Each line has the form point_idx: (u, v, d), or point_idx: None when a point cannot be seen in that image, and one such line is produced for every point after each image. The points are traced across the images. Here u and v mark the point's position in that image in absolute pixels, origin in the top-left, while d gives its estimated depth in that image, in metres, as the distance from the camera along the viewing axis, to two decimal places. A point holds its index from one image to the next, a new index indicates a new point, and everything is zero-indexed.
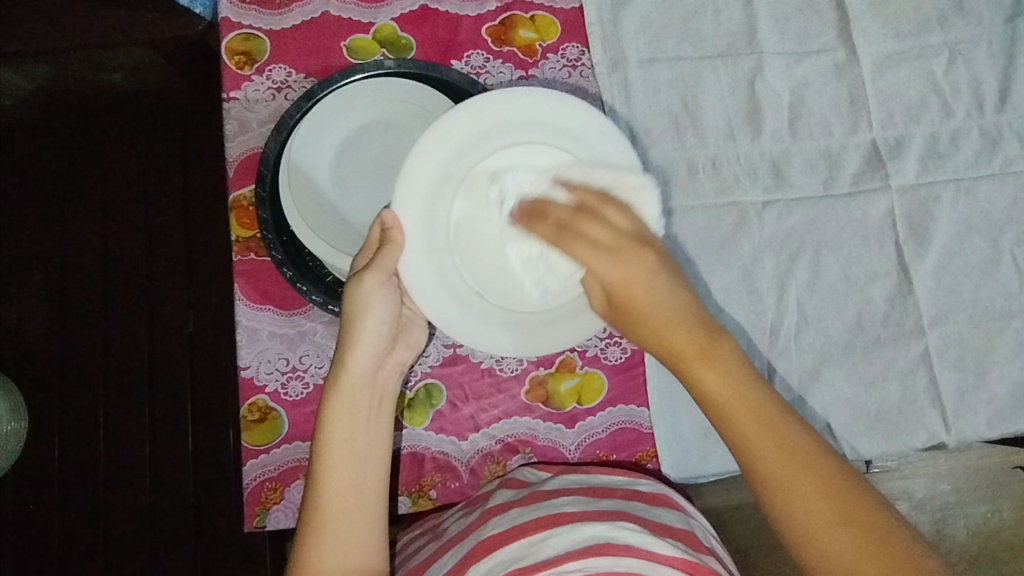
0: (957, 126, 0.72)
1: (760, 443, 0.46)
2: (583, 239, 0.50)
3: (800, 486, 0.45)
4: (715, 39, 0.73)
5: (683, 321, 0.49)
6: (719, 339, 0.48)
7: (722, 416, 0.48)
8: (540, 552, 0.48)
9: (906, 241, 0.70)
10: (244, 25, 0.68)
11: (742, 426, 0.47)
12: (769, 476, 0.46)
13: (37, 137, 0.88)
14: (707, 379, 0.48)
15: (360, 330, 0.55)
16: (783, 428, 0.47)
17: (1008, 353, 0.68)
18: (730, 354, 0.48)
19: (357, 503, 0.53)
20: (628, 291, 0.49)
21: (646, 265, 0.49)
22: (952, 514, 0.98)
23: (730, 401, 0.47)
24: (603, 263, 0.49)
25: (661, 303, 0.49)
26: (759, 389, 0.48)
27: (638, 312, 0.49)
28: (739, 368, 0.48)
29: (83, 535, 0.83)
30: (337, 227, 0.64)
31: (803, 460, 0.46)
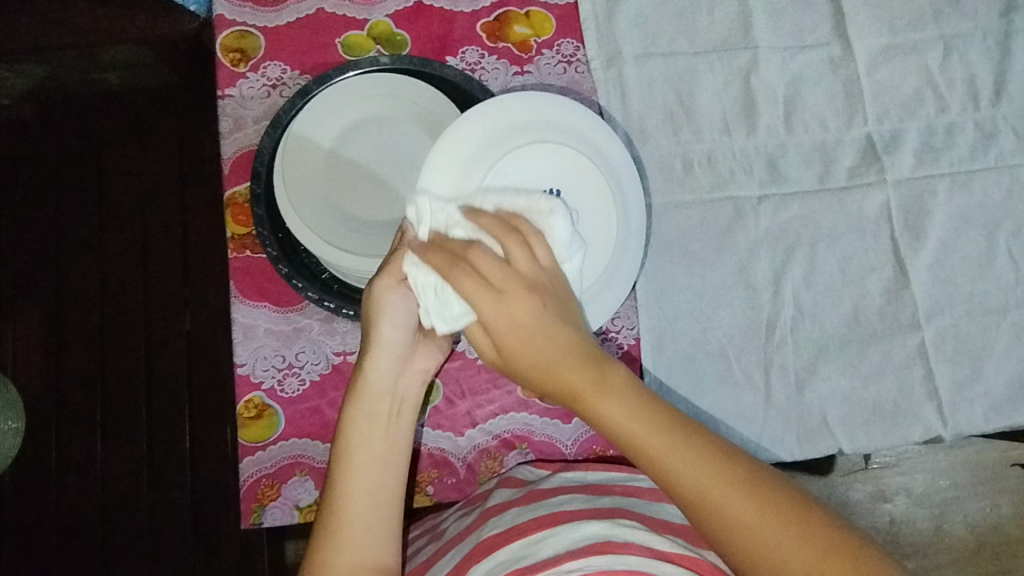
0: (953, 120, 0.72)
1: (676, 462, 0.44)
2: (473, 272, 0.45)
3: (718, 507, 0.43)
4: (709, 34, 0.73)
5: (568, 357, 0.46)
6: (605, 363, 0.47)
7: (633, 450, 0.45)
8: (541, 552, 0.48)
9: (902, 235, 0.70)
10: (240, 23, 0.68)
11: (651, 449, 0.45)
12: (692, 492, 0.44)
13: (33, 136, 0.88)
14: (605, 408, 0.46)
15: (380, 335, 0.54)
16: (688, 447, 0.45)
17: (1004, 346, 0.68)
18: (618, 378, 0.46)
19: (373, 510, 0.52)
20: (517, 330, 0.45)
21: (533, 306, 0.45)
22: (952, 510, 0.98)
23: (631, 427, 0.45)
24: (490, 312, 0.45)
25: (544, 340, 0.45)
26: (652, 405, 0.46)
27: (523, 344, 0.45)
28: (631, 391, 0.46)
29: (81, 535, 0.83)
30: (329, 220, 0.64)
31: (713, 462, 0.44)
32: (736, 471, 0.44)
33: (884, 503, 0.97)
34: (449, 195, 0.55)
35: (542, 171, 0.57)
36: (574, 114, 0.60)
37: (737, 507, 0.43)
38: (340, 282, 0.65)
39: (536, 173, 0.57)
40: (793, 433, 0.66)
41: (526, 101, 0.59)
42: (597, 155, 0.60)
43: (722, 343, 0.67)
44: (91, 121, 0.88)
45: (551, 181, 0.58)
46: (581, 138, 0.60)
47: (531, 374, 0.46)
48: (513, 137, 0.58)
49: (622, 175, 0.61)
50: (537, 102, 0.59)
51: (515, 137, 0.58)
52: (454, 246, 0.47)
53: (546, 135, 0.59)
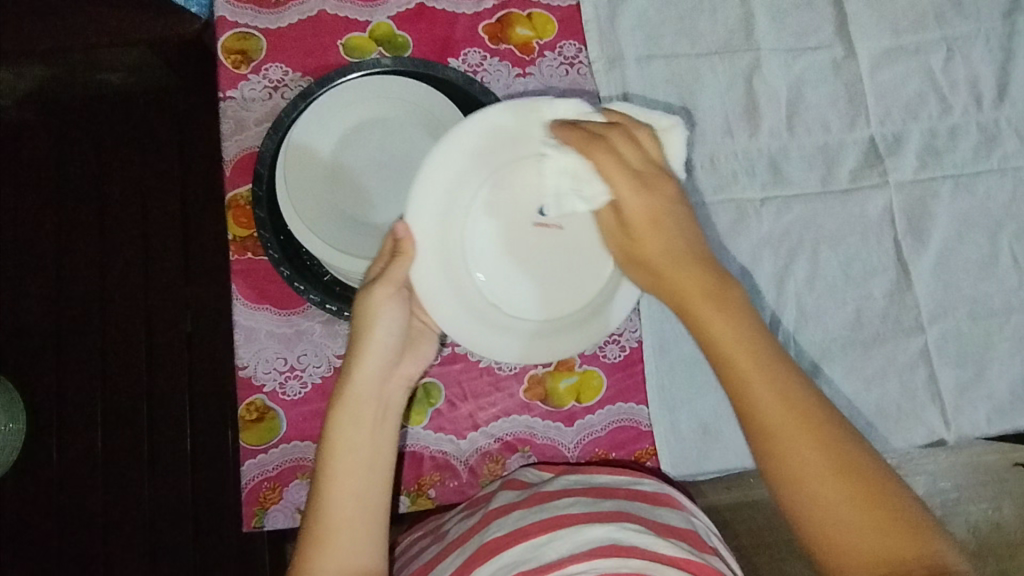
0: (956, 122, 0.72)
1: (768, 399, 0.47)
2: (610, 152, 0.53)
3: (787, 434, 0.46)
4: (712, 36, 0.73)
5: (687, 266, 0.52)
6: (726, 285, 0.52)
7: (721, 356, 0.50)
8: (545, 556, 0.48)
9: (905, 237, 0.70)
10: (241, 24, 0.68)
11: (751, 378, 0.48)
12: (773, 428, 0.47)
13: (33, 137, 0.88)
14: (711, 325, 0.50)
15: (368, 339, 0.54)
16: (782, 381, 0.48)
17: (1007, 349, 0.68)
18: (738, 300, 0.51)
19: (359, 513, 0.52)
20: (650, 213, 0.53)
21: (664, 197, 0.54)
22: (953, 512, 0.97)
23: (726, 336, 0.50)
24: (626, 184, 0.53)
25: (677, 238, 0.53)
26: (761, 336, 0.50)
27: (658, 229, 0.53)
28: (745, 317, 0.51)
29: (81, 536, 0.83)
30: (334, 224, 0.64)
31: (794, 407, 0.47)
32: (814, 419, 0.47)
33: None
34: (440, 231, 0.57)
35: (533, 184, 0.59)
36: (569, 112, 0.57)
37: (810, 450, 0.46)
38: (342, 283, 0.64)
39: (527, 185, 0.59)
40: None
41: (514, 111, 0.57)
42: None
43: None
44: (92, 122, 0.88)
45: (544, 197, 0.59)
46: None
47: (665, 280, 0.53)
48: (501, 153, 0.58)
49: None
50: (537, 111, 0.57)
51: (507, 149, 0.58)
52: (592, 129, 0.55)
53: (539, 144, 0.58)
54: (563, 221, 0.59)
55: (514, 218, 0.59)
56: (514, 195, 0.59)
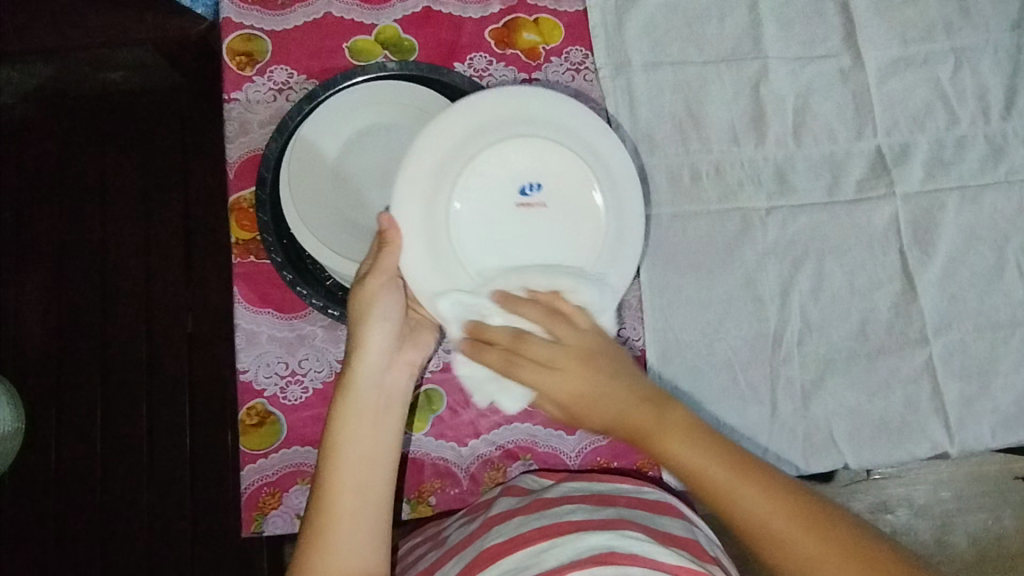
0: (963, 133, 0.72)
1: (756, 501, 0.44)
2: (524, 365, 0.50)
3: (798, 547, 0.42)
4: (719, 43, 0.72)
5: (631, 406, 0.48)
6: (665, 405, 0.48)
7: (700, 483, 0.45)
8: (545, 563, 0.47)
9: (911, 249, 0.69)
10: (246, 26, 0.68)
11: (731, 492, 0.44)
12: (769, 533, 0.43)
13: (35, 135, 0.88)
14: (675, 448, 0.46)
15: (369, 331, 0.55)
16: (759, 484, 0.44)
17: (1012, 363, 0.68)
18: (683, 421, 0.47)
19: (362, 504, 0.51)
20: (580, 397, 0.49)
21: (579, 376, 0.49)
22: (953, 522, 0.97)
23: (693, 464, 0.45)
24: (545, 387, 0.50)
25: (608, 396, 0.49)
26: (720, 444, 0.46)
27: (586, 408, 0.50)
28: (696, 429, 0.47)
29: (77, 535, 0.82)
30: (337, 230, 0.63)
31: (782, 499, 0.44)
32: (800, 501, 0.44)
33: (886, 514, 0.96)
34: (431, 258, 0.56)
35: (516, 166, 0.58)
36: (528, 96, 0.58)
37: (823, 551, 0.42)
38: (346, 290, 0.64)
39: (511, 168, 0.58)
40: (798, 447, 0.66)
41: (480, 103, 0.57)
42: (566, 134, 0.59)
43: (728, 356, 0.67)
44: (94, 121, 0.88)
45: (523, 177, 0.59)
46: (556, 126, 0.59)
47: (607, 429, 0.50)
48: (472, 142, 0.57)
49: (604, 152, 0.59)
50: (499, 99, 0.58)
51: (485, 138, 0.57)
52: (506, 344, 0.51)
53: (516, 130, 0.58)
54: (545, 198, 0.59)
55: (500, 205, 0.58)
56: (498, 181, 0.58)
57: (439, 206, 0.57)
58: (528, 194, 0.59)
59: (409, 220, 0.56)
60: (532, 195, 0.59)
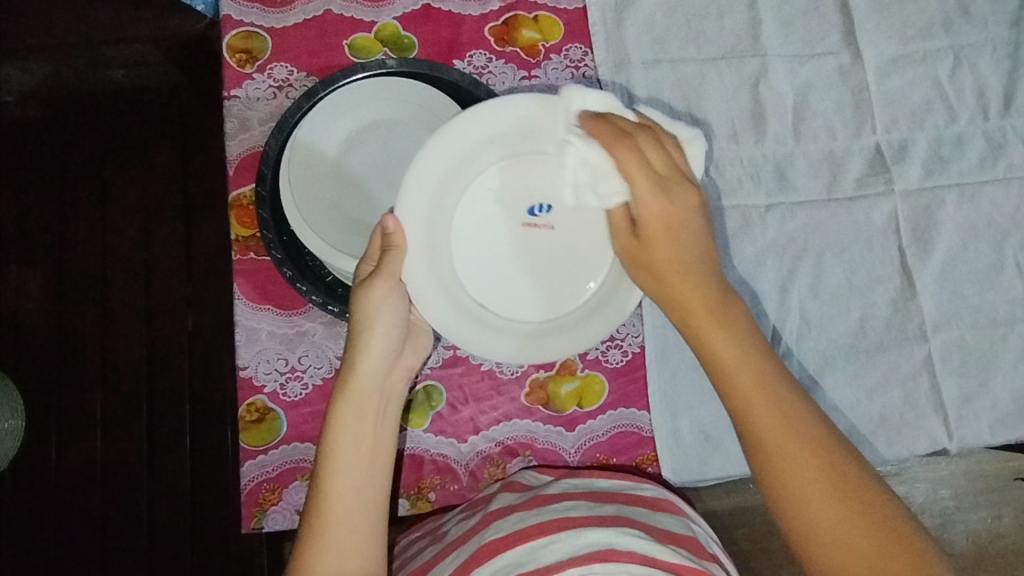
0: (962, 130, 0.72)
1: (772, 410, 0.48)
2: (638, 156, 0.51)
3: (786, 448, 0.47)
4: (718, 41, 0.72)
5: (694, 280, 0.52)
6: (728, 303, 0.52)
7: (721, 370, 0.50)
8: (543, 558, 0.48)
9: (909, 246, 0.70)
10: (246, 23, 0.68)
11: (745, 386, 0.49)
12: (773, 440, 0.47)
13: (35, 133, 0.88)
14: (715, 339, 0.51)
15: (373, 334, 0.54)
16: (780, 392, 0.49)
17: (1011, 360, 0.68)
18: (739, 319, 0.52)
19: (360, 507, 0.52)
20: (666, 217, 0.52)
21: (683, 211, 0.52)
22: (953, 520, 0.97)
23: (730, 353, 0.50)
24: (648, 191, 0.51)
25: (689, 247, 0.52)
26: (762, 355, 0.50)
27: (672, 237, 0.52)
28: (742, 331, 0.51)
29: (77, 532, 0.83)
30: (337, 226, 0.63)
31: (791, 412, 0.48)
32: (801, 412, 0.48)
33: None
34: (441, 293, 0.56)
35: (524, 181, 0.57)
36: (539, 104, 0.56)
37: (809, 462, 0.46)
38: (345, 287, 0.64)
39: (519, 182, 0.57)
40: None
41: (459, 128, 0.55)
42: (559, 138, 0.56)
43: None
44: (94, 120, 0.88)
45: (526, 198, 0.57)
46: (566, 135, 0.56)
47: (670, 287, 0.52)
48: (464, 170, 0.56)
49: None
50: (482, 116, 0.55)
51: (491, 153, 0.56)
52: (622, 125, 0.52)
53: (506, 147, 0.56)
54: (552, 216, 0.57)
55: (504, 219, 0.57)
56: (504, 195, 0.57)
57: (440, 242, 0.56)
58: (536, 214, 0.57)
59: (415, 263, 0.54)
60: (540, 215, 0.57)
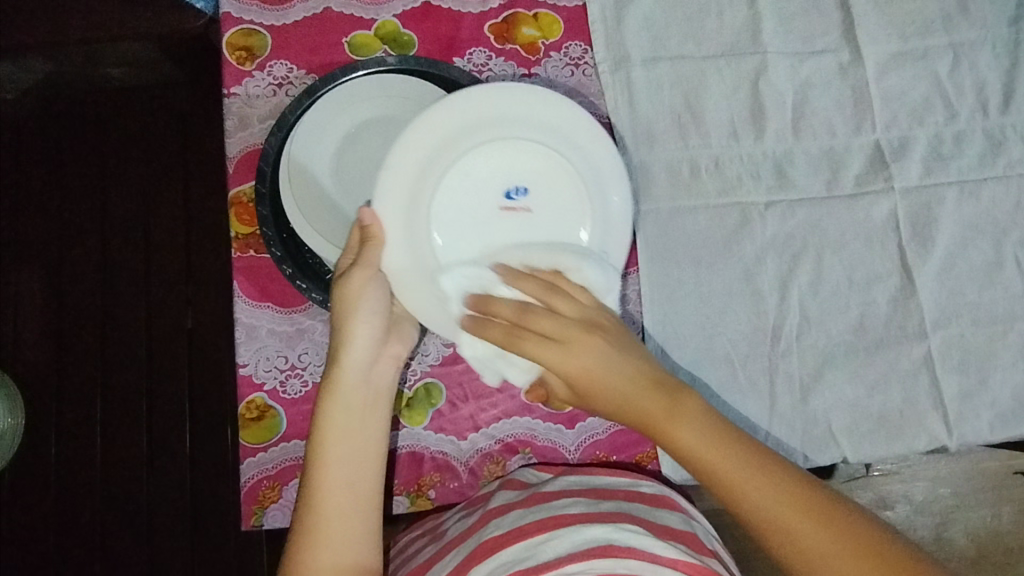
0: (961, 128, 0.72)
1: (751, 491, 0.46)
2: (530, 336, 0.52)
3: (787, 528, 0.44)
4: (718, 39, 0.72)
5: (640, 388, 0.50)
6: (680, 393, 0.50)
7: (703, 468, 0.47)
8: (542, 554, 0.47)
9: (909, 243, 0.70)
10: (246, 21, 0.68)
11: (733, 487, 0.46)
12: (772, 524, 0.45)
13: (35, 133, 0.88)
14: (682, 437, 0.48)
15: (353, 324, 0.55)
16: (767, 477, 0.46)
17: (1011, 357, 0.68)
18: (693, 408, 0.49)
19: (351, 500, 0.51)
20: (587, 372, 0.51)
21: (596, 347, 0.51)
22: (952, 519, 0.97)
23: (705, 450, 0.47)
24: (555, 356, 0.51)
25: (615, 373, 0.51)
26: (732, 435, 0.48)
27: (597, 380, 0.51)
28: (709, 420, 0.48)
29: (77, 530, 0.83)
30: (336, 222, 0.64)
31: (780, 487, 0.46)
32: (798, 488, 0.46)
33: (885, 510, 0.96)
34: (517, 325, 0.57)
35: (498, 166, 0.59)
36: (525, 93, 0.59)
37: (813, 538, 0.44)
38: None
39: (495, 169, 0.59)
40: (797, 440, 0.66)
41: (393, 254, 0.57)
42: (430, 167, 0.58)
43: (727, 350, 0.67)
44: (94, 119, 0.88)
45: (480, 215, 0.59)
46: (526, 121, 0.59)
47: (624, 412, 0.50)
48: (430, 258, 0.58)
49: (580, 137, 0.60)
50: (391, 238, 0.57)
51: (462, 143, 0.58)
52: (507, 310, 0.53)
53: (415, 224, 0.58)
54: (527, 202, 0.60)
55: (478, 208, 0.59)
56: (478, 183, 0.59)
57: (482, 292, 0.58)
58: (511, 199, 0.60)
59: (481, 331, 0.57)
60: (517, 199, 0.60)
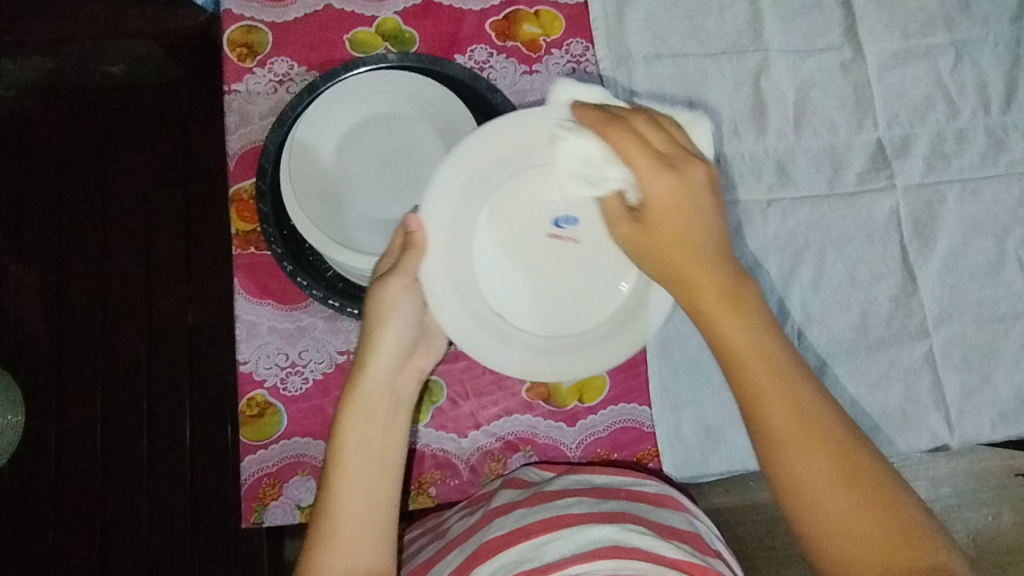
0: (963, 126, 0.72)
1: (769, 403, 0.45)
2: (632, 136, 0.48)
3: (790, 446, 0.44)
4: (719, 36, 0.72)
5: (704, 265, 0.47)
6: (744, 289, 0.47)
7: (731, 361, 0.46)
8: (547, 555, 0.47)
9: (911, 241, 0.69)
10: (247, 18, 0.68)
11: (758, 394, 0.45)
12: (783, 442, 0.44)
13: (34, 129, 0.88)
14: (723, 330, 0.46)
15: (383, 330, 0.53)
16: (797, 398, 0.45)
17: (1012, 355, 0.68)
18: (754, 312, 0.47)
19: (370, 512, 0.50)
20: (675, 201, 0.47)
21: (692, 189, 0.47)
22: (953, 518, 0.97)
23: (739, 347, 0.46)
24: (651, 174, 0.47)
25: (701, 229, 0.47)
26: (779, 348, 0.46)
27: (680, 219, 0.47)
28: (760, 322, 0.47)
29: (77, 528, 0.82)
30: (336, 219, 0.63)
31: (801, 413, 0.44)
32: (828, 426, 0.44)
33: None
34: (559, 357, 0.56)
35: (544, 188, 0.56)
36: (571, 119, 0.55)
37: (811, 470, 0.43)
38: (346, 280, 0.64)
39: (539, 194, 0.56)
40: None
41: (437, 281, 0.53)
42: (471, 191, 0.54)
43: None
44: (94, 116, 0.87)
45: (524, 238, 0.56)
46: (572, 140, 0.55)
47: (676, 270, 0.48)
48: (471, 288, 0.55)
49: None
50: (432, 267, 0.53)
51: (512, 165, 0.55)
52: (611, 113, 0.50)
53: (457, 250, 0.54)
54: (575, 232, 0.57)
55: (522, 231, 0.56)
56: (526, 205, 0.56)
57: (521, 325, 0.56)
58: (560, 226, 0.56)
59: (524, 364, 0.55)
60: (566, 227, 0.56)
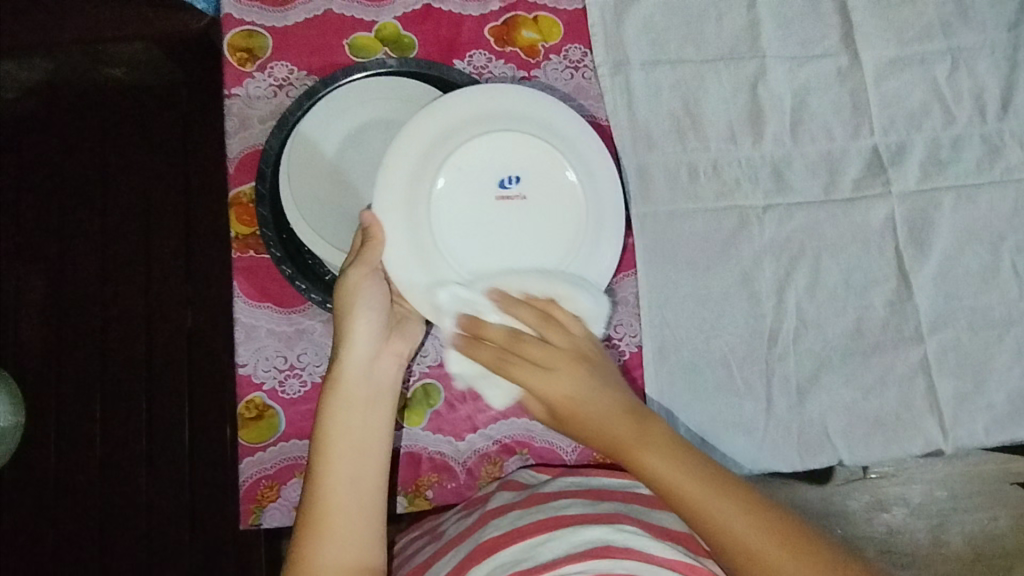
0: (959, 133, 0.72)
1: (722, 515, 0.46)
2: (521, 359, 0.54)
3: (763, 559, 0.44)
4: (717, 42, 0.73)
5: (611, 427, 0.52)
6: (649, 420, 0.52)
7: (678, 499, 0.47)
8: (543, 555, 0.48)
9: (906, 248, 0.70)
10: (247, 22, 0.68)
11: (712, 515, 0.46)
12: (750, 554, 0.45)
13: (36, 132, 0.88)
14: (651, 465, 0.49)
15: (352, 320, 0.56)
16: (743, 506, 0.46)
17: (1007, 360, 0.68)
18: (662, 436, 0.51)
19: (356, 497, 0.51)
20: (570, 401, 0.54)
21: (578, 381, 0.54)
22: (949, 522, 0.97)
23: (679, 485, 0.48)
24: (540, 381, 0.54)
25: (595, 403, 0.53)
26: (706, 469, 0.49)
27: (574, 408, 0.54)
28: (686, 457, 0.49)
29: (76, 528, 0.83)
30: (331, 223, 0.64)
31: (754, 519, 0.46)
32: (775, 520, 0.46)
33: (882, 513, 0.97)
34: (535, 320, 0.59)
35: (494, 158, 0.60)
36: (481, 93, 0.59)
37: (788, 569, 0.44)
38: None
39: (483, 166, 0.59)
40: (793, 443, 0.67)
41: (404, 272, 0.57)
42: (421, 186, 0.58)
43: (724, 352, 0.67)
44: (94, 118, 0.88)
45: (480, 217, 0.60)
46: (531, 118, 0.60)
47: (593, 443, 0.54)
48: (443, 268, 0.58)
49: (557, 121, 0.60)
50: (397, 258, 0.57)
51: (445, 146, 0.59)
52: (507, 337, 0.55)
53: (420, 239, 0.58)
54: (522, 191, 0.60)
55: (478, 205, 0.60)
56: (473, 183, 0.60)
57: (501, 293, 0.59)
58: (506, 188, 0.60)
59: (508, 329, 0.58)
60: (512, 188, 0.60)
